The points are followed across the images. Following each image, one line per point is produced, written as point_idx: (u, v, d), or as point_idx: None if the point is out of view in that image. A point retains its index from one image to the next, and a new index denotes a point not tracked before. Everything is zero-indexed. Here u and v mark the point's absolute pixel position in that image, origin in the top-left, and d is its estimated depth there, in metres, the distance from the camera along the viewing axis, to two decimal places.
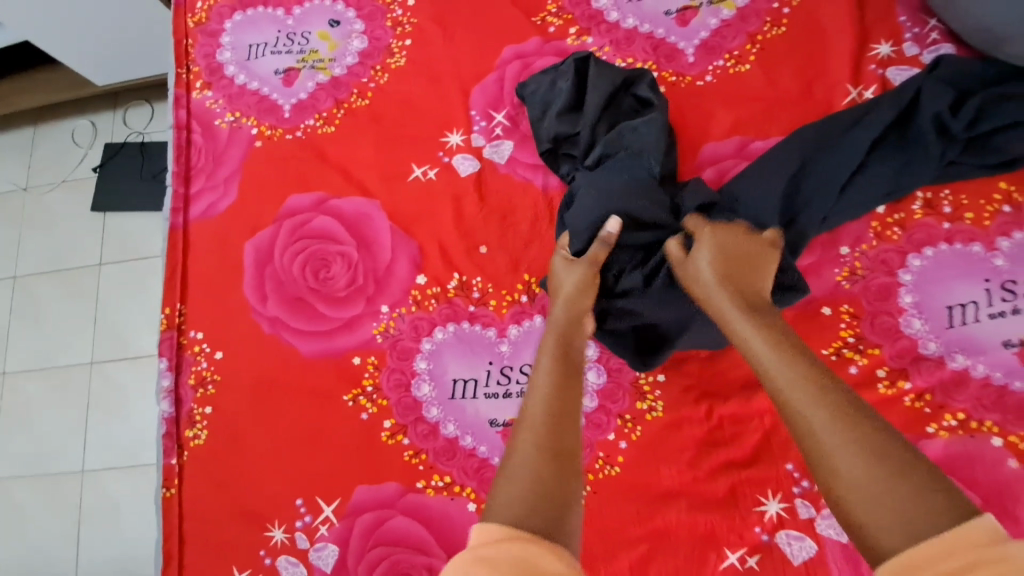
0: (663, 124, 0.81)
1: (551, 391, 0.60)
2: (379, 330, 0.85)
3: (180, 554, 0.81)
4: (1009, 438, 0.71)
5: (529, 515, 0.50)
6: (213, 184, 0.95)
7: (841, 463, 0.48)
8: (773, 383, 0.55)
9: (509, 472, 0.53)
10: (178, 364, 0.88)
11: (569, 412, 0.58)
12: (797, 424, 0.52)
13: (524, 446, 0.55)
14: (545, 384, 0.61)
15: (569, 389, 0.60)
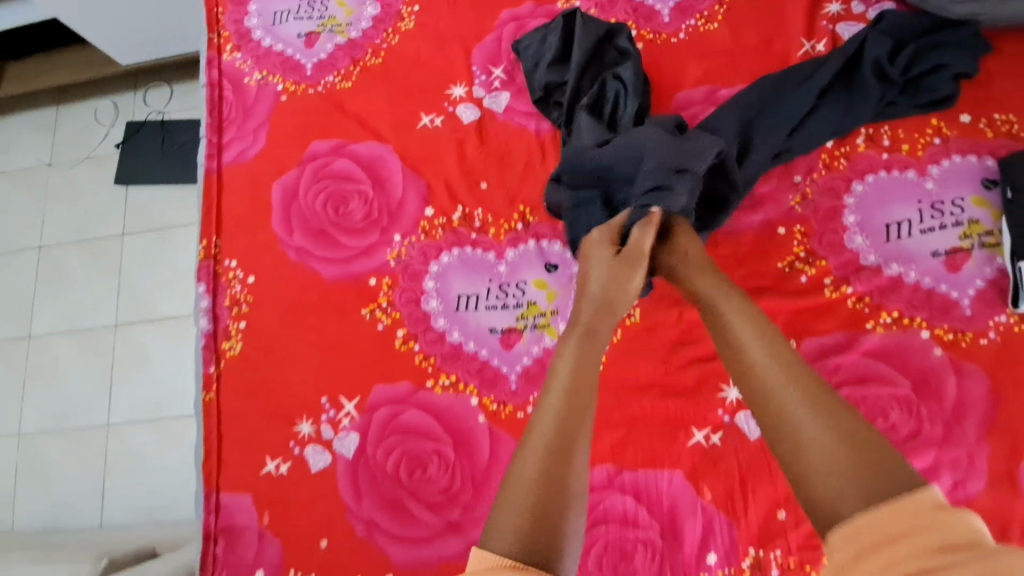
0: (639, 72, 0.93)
1: (545, 449, 0.63)
2: (392, 256, 0.97)
3: (219, 448, 0.93)
4: (935, 332, 0.82)
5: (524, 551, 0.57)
6: (243, 134, 1.06)
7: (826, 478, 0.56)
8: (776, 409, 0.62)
9: (506, 505, 0.61)
10: (215, 288, 0.99)
11: (573, 432, 0.65)
12: (786, 428, 0.61)
13: (528, 462, 0.63)
14: (540, 437, 0.65)
15: (570, 418, 0.65)
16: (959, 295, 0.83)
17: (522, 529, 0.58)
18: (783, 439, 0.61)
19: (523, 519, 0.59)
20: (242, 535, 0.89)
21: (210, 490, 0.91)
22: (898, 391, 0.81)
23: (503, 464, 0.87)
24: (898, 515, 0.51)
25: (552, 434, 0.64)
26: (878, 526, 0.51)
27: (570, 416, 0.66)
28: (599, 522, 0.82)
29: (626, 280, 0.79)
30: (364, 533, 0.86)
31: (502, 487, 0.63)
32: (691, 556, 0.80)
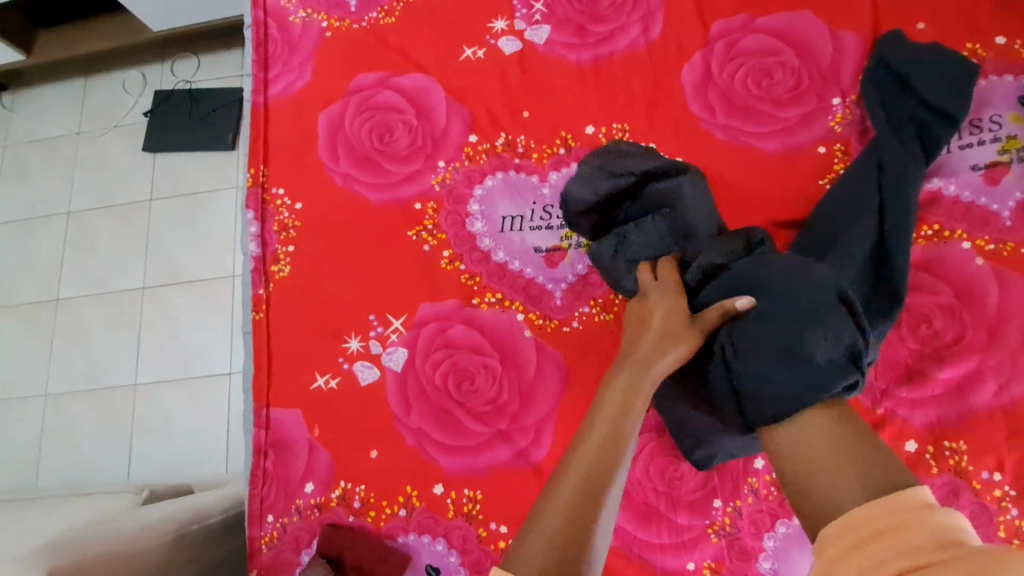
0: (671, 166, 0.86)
1: (603, 444, 0.61)
2: (437, 181, 0.99)
3: (269, 365, 0.94)
4: (976, 242, 0.84)
5: (565, 539, 0.54)
6: (289, 69, 1.09)
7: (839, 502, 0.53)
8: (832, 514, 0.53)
9: (562, 487, 0.58)
10: (262, 214, 1.02)
11: (615, 459, 0.60)
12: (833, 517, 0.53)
13: (567, 488, 0.58)
14: (602, 433, 0.61)
15: (614, 453, 0.60)
16: (999, 207, 0.85)
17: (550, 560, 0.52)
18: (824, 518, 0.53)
19: (575, 495, 0.57)
20: (293, 448, 0.90)
21: (260, 405, 0.92)
22: (941, 299, 0.82)
23: (549, 377, 0.88)
24: (882, 504, 0.50)
25: (557, 529, 0.54)
26: (865, 516, 0.50)
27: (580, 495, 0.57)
28: (646, 430, 0.84)
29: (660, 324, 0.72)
30: (414, 443, 0.88)
31: (521, 531, 0.57)
32: (738, 461, 0.81)
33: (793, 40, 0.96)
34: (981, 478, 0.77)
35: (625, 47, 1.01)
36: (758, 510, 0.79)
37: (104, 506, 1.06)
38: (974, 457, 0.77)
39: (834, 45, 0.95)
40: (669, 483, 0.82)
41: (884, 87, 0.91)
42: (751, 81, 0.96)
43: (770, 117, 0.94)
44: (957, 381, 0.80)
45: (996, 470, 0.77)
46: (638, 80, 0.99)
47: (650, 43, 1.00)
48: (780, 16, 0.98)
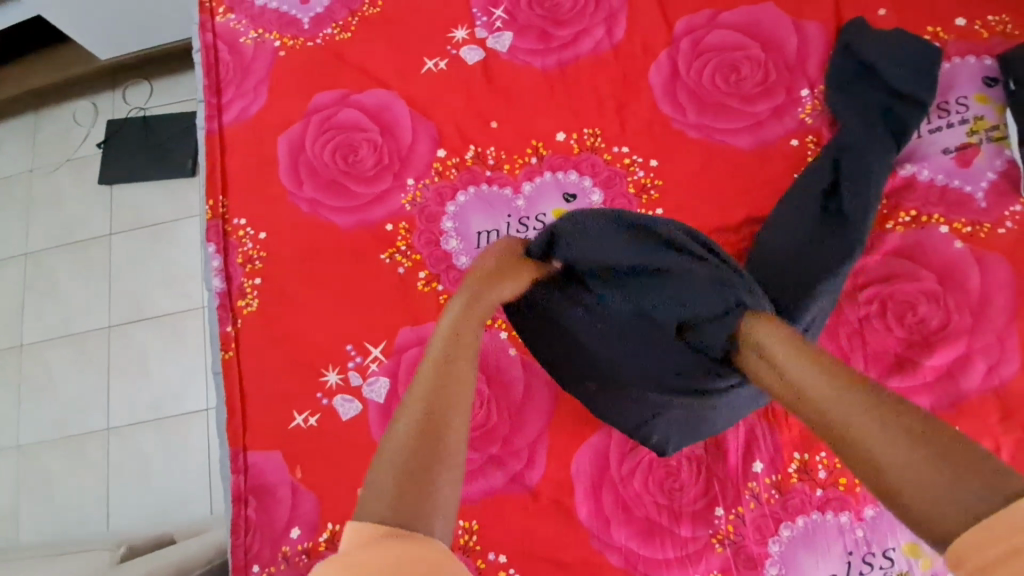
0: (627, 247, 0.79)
1: (444, 340, 0.60)
2: (407, 200, 0.95)
3: (243, 406, 0.89)
4: (954, 226, 0.84)
5: (406, 462, 0.50)
6: (243, 93, 1.04)
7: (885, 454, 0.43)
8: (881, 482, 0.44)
9: (408, 404, 0.55)
10: (225, 247, 0.97)
11: (449, 371, 0.57)
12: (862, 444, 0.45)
13: (410, 410, 0.54)
14: (443, 334, 0.62)
15: (453, 364, 0.58)
16: (973, 189, 0.85)
17: (395, 511, 0.47)
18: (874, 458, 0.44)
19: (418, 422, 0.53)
20: (275, 493, 0.85)
21: (237, 450, 0.88)
22: (925, 284, 0.82)
23: (538, 395, 0.85)
24: None
25: (402, 455, 0.51)
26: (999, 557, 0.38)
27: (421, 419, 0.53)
28: (642, 442, 0.81)
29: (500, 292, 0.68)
30: None
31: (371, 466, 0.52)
32: (737, 466, 0.79)
33: (758, 33, 0.95)
34: None
35: (590, 50, 0.99)
36: (761, 515, 0.77)
37: (79, 568, 0.99)
38: None
39: (798, 36, 0.94)
40: (669, 495, 0.79)
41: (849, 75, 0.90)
42: (719, 77, 0.94)
43: (740, 113, 0.93)
44: (948, 366, 0.79)
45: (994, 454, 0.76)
46: (605, 83, 0.97)
47: (615, 44, 0.99)
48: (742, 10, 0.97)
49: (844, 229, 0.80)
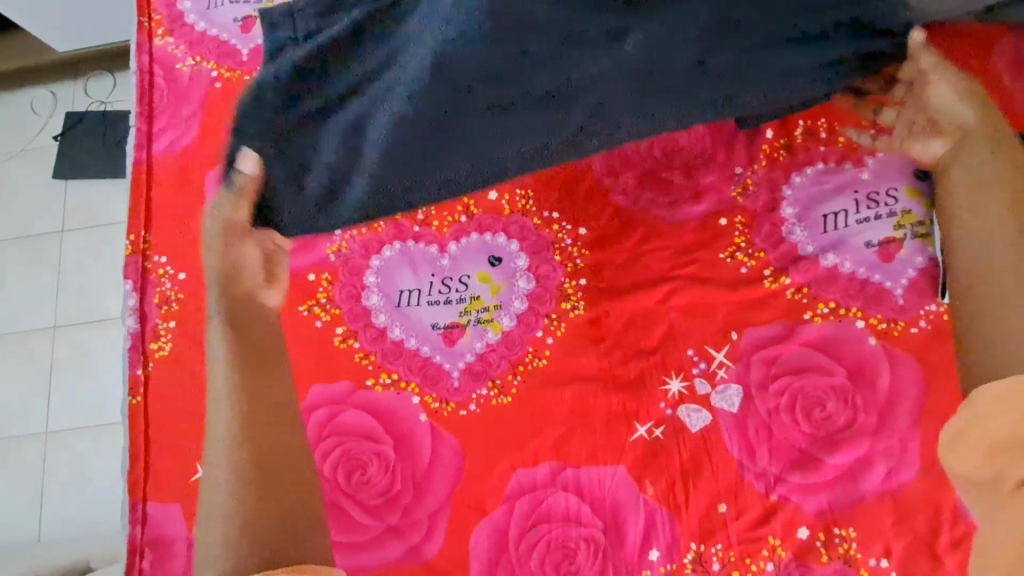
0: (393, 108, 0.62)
1: (228, 369, 0.78)
2: (332, 250, 0.93)
3: (146, 455, 0.87)
4: (870, 321, 0.84)
5: (271, 548, 0.69)
6: (175, 123, 1.01)
7: (966, 247, 0.78)
8: (969, 281, 0.77)
9: (244, 482, 0.73)
10: (143, 286, 0.94)
11: (279, 427, 0.78)
12: (963, 269, 0.78)
13: (224, 469, 0.73)
14: (228, 399, 0.77)
15: (256, 373, 0.79)
16: (893, 284, 0.86)
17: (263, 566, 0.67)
18: (964, 279, 0.78)
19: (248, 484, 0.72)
20: (170, 547, 0.84)
21: (137, 499, 0.86)
22: (835, 380, 0.82)
23: (444, 465, 0.84)
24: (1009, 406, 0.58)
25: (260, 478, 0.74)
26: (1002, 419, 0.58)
27: (239, 417, 0.76)
28: (542, 521, 0.80)
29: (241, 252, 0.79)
30: None
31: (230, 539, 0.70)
32: (634, 552, 0.79)
33: None
34: (869, 564, 0.77)
35: None
36: None
37: None
38: (862, 544, 0.77)
39: None
40: None
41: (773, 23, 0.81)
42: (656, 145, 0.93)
43: (675, 186, 0.92)
44: (849, 466, 0.79)
45: (883, 556, 0.77)
46: None
47: None
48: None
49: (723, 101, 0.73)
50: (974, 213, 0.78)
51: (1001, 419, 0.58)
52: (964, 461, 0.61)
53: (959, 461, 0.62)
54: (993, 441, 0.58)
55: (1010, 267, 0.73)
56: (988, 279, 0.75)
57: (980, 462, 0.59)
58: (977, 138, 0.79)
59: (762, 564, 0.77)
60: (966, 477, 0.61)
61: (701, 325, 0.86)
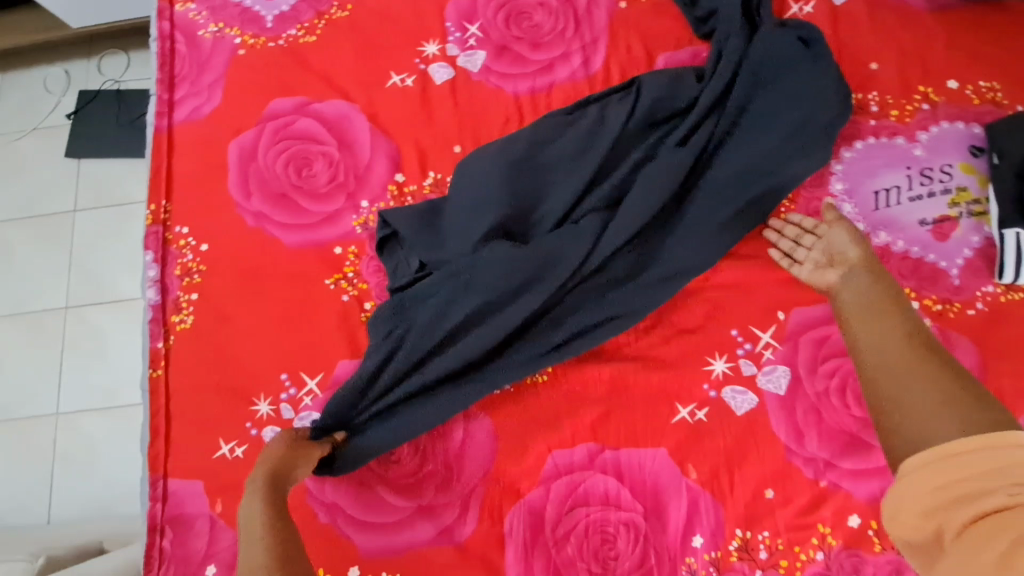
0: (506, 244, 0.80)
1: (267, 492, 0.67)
2: (359, 223, 0.90)
3: (167, 431, 0.84)
4: (924, 302, 0.80)
5: None
6: (197, 90, 0.98)
7: (865, 344, 0.68)
8: (869, 366, 0.66)
9: None
10: (164, 257, 0.91)
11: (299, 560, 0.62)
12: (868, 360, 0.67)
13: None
14: (257, 522, 0.64)
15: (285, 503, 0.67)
16: (947, 264, 0.82)
17: None
18: (874, 397, 0.64)
19: None
20: (191, 526, 0.80)
21: (157, 476, 0.83)
22: None
23: (477, 445, 0.80)
24: (970, 454, 0.51)
25: None
26: (958, 468, 0.51)
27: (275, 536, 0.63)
28: (580, 505, 0.77)
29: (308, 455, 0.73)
30: (328, 520, 0.78)
31: None
32: (677, 538, 0.76)
33: None
34: None
35: (565, 78, 0.95)
36: None
37: None
38: None
39: None
40: (603, 564, 0.75)
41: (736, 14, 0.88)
42: None
43: None
44: None
45: None
46: None
47: (591, 75, 0.95)
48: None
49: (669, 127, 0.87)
50: (890, 310, 0.69)
51: (961, 473, 0.51)
52: (907, 527, 0.52)
53: (898, 529, 0.53)
54: (938, 492, 0.51)
55: (920, 371, 0.62)
56: (899, 379, 0.63)
57: (920, 525, 0.51)
58: (867, 270, 0.74)
59: (812, 553, 0.74)
60: (909, 544, 0.53)
61: (746, 303, 0.82)
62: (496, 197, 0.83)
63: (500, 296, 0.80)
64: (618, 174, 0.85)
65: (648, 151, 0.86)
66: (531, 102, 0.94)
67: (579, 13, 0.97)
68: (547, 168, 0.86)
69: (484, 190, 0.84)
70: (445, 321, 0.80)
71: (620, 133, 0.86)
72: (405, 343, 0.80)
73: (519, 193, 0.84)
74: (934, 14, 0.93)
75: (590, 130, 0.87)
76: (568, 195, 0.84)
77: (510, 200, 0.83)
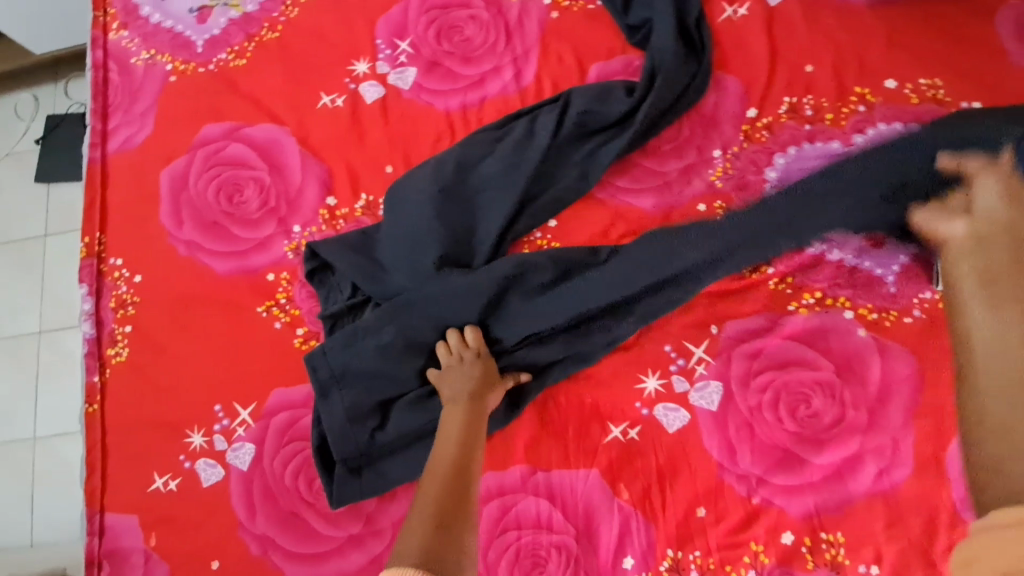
0: (451, 277, 0.79)
1: (455, 452, 0.69)
2: (290, 248, 0.89)
3: (103, 464, 0.84)
4: (859, 311, 0.79)
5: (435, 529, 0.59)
6: (130, 119, 0.98)
7: (977, 326, 0.58)
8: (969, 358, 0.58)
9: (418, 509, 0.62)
10: (99, 290, 0.91)
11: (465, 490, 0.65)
12: (966, 344, 0.59)
13: (423, 510, 0.62)
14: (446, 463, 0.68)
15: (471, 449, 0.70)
16: (883, 271, 0.80)
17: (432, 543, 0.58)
18: (970, 424, 0.55)
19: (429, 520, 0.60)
20: (127, 560, 0.80)
21: (94, 510, 0.83)
22: (821, 375, 0.76)
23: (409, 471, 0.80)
24: None
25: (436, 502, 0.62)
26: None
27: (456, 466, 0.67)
28: (510, 529, 0.77)
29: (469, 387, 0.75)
30: (259, 552, 0.78)
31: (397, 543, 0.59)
32: (608, 561, 0.75)
33: None
34: (859, 572, 0.71)
35: (497, 93, 0.93)
36: None
37: None
38: (851, 551, 0.72)
39: (715, 91, 0.89)
40: None
41: (663, 43, 0.88)
42: None
43: (649, 172, 0.87)
44: (837, 466, 0.74)
45: (874, 563, 0.71)
46: None
47: (522, 89, 0.93)
48: (626, 7, 0.93)
49: (592, 150, 0.86)
50: (1016, 263, 0.61)
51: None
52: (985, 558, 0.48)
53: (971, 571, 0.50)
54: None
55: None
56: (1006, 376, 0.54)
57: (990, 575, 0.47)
58: (993, 236, 0.64)
59: (744, 572, 0.73)
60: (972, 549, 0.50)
61: (678, 318, 0.81)
62: (432, 225, 0.81)
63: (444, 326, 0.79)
64: (542, 201, 0.85)
65: (575, 179, 0.86)
66: (462, 118, 0.93)
67: (510, 26, 0.95)
68: (476, 192, 0.85)
69: (418, 217, 0.82)
70: (387, 360, 0.79)
71: (550, 144, 0.85)
72: (369, 378, 0.79)
73: (452, 221, 0.83)
74: (874, 9, 0.91)
75: (518, 151, 0.85)
76: (500, 217, 0.83)
77: (446, 229, 0.82)
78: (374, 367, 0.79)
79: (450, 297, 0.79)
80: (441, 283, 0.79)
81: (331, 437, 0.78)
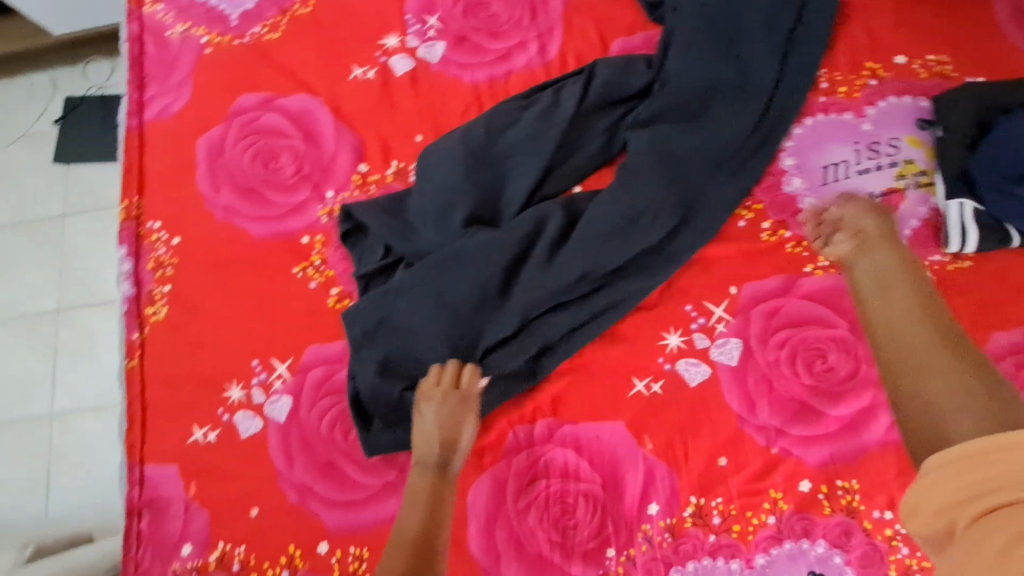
0: (484, 235, 0.84)
1: (427, 495, 0.73)
2: (324, 212, 0.93)
3: (143, 418, 0.87)
4: None
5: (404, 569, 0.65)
6: (166, 89, 1.01)
7: (886, 336, 0.67)
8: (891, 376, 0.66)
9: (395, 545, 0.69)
10: (137, 252, 0.94)
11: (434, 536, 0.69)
12: (902, 358, 0.65)
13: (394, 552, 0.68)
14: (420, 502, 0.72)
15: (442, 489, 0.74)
16: None
17: None
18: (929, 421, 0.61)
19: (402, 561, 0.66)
20: (167, 509, 0.83)
21: (134, 461, 0.86)
22: (836, 332, 0.80)
23: None
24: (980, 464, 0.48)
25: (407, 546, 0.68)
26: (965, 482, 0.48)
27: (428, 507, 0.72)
28: (539, 478, 0.80)
29: (447, 423, 0.77)
30: (297, 500, 0.81)
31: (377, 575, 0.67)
32: (633, 507, 0.78)
33: None
34: (873, 517, 0.75)
35: (523, 66, 0.97)
36: (652, 558, 0.76)
37: None
38: (865, 497, 0.76)
39: None
40: (563, 532, 0.78)
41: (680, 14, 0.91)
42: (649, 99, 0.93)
43: None
44: (851, 418, 0.78)
45: (889, 509, 0.75)
46: None
47: (547, 62, 0.97)
48: None
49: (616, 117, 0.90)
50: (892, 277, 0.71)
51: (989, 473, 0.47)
52: (923, 525, 0.51)
53: (913, 523, 0.52)
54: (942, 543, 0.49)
55: (938, 323, 0.66)
56: (935, 375, 0.62)
57: (932, 520, 0.50)
58: (876, 239, 0.76)
59: (763, 517, 0.76)
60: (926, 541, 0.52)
61: (700, 279, 0.85)
62: (463, 186, 0.86)
63: (472, 282, 0.82)
64: (569, 165, 0.89)
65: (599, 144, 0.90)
66: (489, 90, 0.96)
67: (535, 3, 0.99)
68: (506, 156, 0.88)
69: (451, 178, 0.86)
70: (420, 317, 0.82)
71: (576, 111, 0.89)
72: (405, 331, 0.83)
73: (482, 184, 0.87)
74: None
75: (546, 117, 0.89)
76: (529, 181, 0.87)
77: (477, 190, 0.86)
78: (408, 322, 0.83)
79: (480, 256, 0.83)
80: (473, 242, 0.84)
81: (365, 395, 0.82)
